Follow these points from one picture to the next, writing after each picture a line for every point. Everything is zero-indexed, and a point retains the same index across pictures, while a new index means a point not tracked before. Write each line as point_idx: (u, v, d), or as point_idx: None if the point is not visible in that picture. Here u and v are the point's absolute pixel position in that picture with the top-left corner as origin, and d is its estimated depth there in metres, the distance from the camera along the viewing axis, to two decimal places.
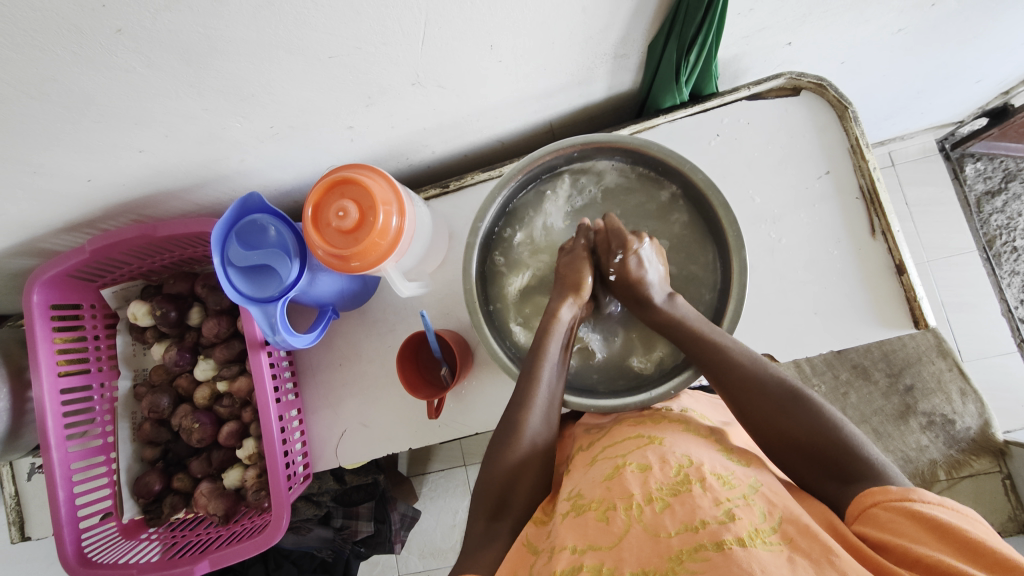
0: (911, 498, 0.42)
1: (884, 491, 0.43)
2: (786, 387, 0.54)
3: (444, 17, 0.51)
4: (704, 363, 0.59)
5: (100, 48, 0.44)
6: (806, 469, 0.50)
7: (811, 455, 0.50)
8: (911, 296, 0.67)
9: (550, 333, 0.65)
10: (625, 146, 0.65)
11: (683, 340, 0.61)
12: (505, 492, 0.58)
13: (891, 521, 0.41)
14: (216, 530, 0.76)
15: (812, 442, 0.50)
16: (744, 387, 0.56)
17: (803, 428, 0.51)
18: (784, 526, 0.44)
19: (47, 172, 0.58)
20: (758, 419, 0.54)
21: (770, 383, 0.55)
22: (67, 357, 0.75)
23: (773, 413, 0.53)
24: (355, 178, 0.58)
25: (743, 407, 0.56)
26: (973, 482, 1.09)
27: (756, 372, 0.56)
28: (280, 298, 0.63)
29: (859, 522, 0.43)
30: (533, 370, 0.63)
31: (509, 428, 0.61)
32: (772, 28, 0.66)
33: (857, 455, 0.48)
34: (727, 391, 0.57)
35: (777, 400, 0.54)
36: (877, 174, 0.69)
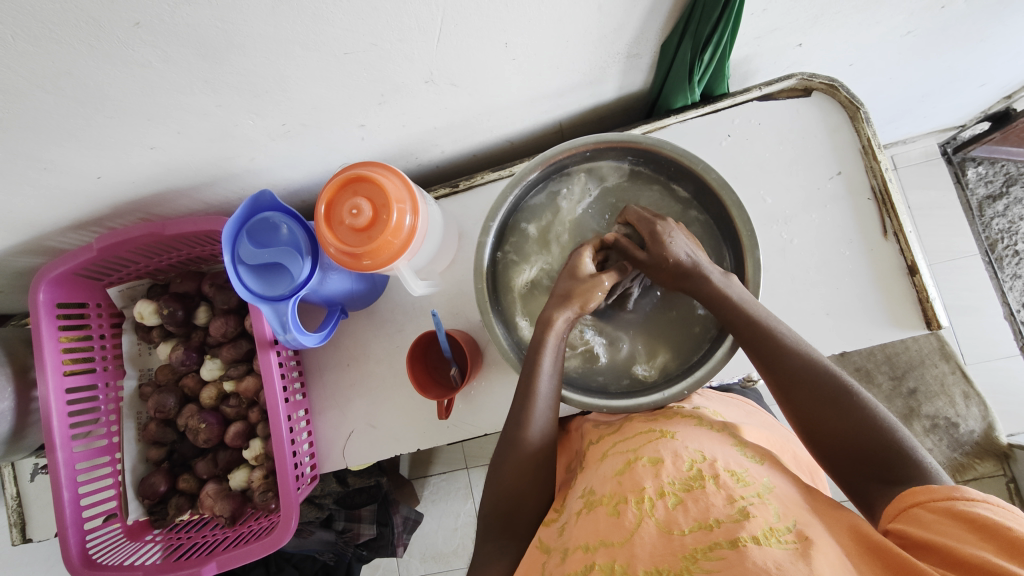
0: (954, 497, 0.41)
1: (927, 490, 0.43)
2: (838, 380, 0.52)
3: (461, 14, 0.51)
4: (753, 346, 0.56)
5: (117, 42, 0.44)
6: (848, 464, 0.49)
7: (854, 452, 0.48)
8: (924, 296, 0.67)
9: (545, 342, 0.61)
10: (638, 145, 0.66)
11: (733, 322, 0.58)
12: (517, 498, 0.58)
13: (933, 522, 0.40)
14: (222, 532, 0.75)
15: (859, 439, 0.48)
16: (794, 375, 0.53)
17: (853, 424, 0.49)
18: (799, 527, 0.43)
19: (57, 168, 0.57)
20: (803, 408, 0.52)
21: (822, 373, 0.52)
22: (72, 356, 0.74)
23: (821, 406, 0.51)
24: (369, 176, 0.58)
25: (790, 396, 0.53)
26: (976, 484, 1.08)
27: (808, 359, 0.54)
28: (290, 296, 0.62)
29: (898, 520, 0.43)
30: (532, 367, 0.60)
31: (508, 441, 0.59)
32: (784, 29, 0.66)
33: (904, 457, 0.46)
34: (774, 375, 0.55)
35: (826, 392, 0.51)
36: (889, 175, 0.69)
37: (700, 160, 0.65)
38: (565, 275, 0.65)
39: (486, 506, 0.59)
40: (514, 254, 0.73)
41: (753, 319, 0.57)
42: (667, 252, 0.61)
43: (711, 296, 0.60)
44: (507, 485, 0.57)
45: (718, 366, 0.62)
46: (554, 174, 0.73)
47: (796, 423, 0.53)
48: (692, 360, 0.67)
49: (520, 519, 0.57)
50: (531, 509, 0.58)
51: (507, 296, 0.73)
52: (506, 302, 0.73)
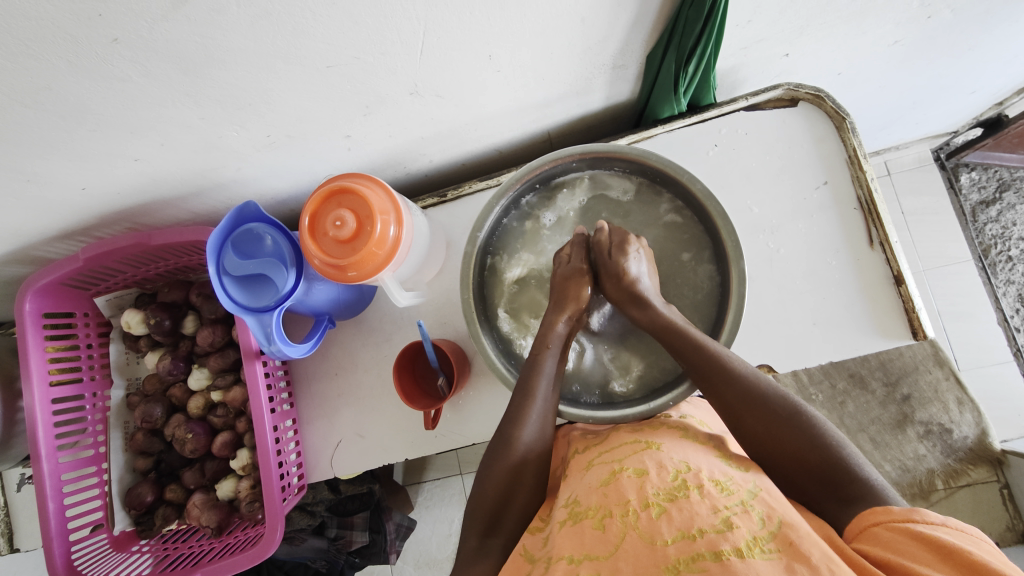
0: (914, 519, 0.41)
1: (886, 511, 0.43)
2: (786, 402, 0.54)
3: (443, 28, 0.51)
4: (703, 374, 0.58)
5: (96, 57, 0.44)
6: (802, 482, 0.50)
7: (809, 471, 0.50)
8: (910, 306, 0.67)
9: (547, 346, 0.64)
10: (624, 155, 0.66)
11: (681, 351, 0.60)
12: (500, 509, 0.57)
13: (893, 541, 0.40)
14: (209, 542, 0.75)
15: (813, 460, 0.50)
16: (745, 401, 0.55)
17: (805, 446, 0.51)
18: (783, 531, 0.43)
19: (40, 180, 0.57)
20: (754, 433, 0.54)
21: (772, 397, 0.55)
22: (59, 366, 0.74)
23: (775, 429, 0.53)
24: (353, 187, 0.58)
25: (739, 421, 0.55)
26: (970, 491, 1.08)
27: (755, 387, 0.56)
28: (276, 307, 0.62)
29: (859, 539, 0.43)
30: (535, 366, 0.63)
31: (501, 443, 0.60)
32: (770, 39, 0.66)
33: (856, 475, 0.48)
34: (727, 406, 0.56)
35: (779, 417, 0.53)
36: (875, 185, 0.69)
37: (686, 170, 0.65)
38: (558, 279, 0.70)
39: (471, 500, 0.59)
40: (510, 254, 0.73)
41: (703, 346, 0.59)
42: (625, 271, 0.65)
43: (660, 325, 0.62)
44: (494, 491, 0.57)
45: None
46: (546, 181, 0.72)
47: (747, 446, 0.55)
48: (676, 370, 0.67)
49: (506, 525, 0.57)
50: (514, 511, 0.58)
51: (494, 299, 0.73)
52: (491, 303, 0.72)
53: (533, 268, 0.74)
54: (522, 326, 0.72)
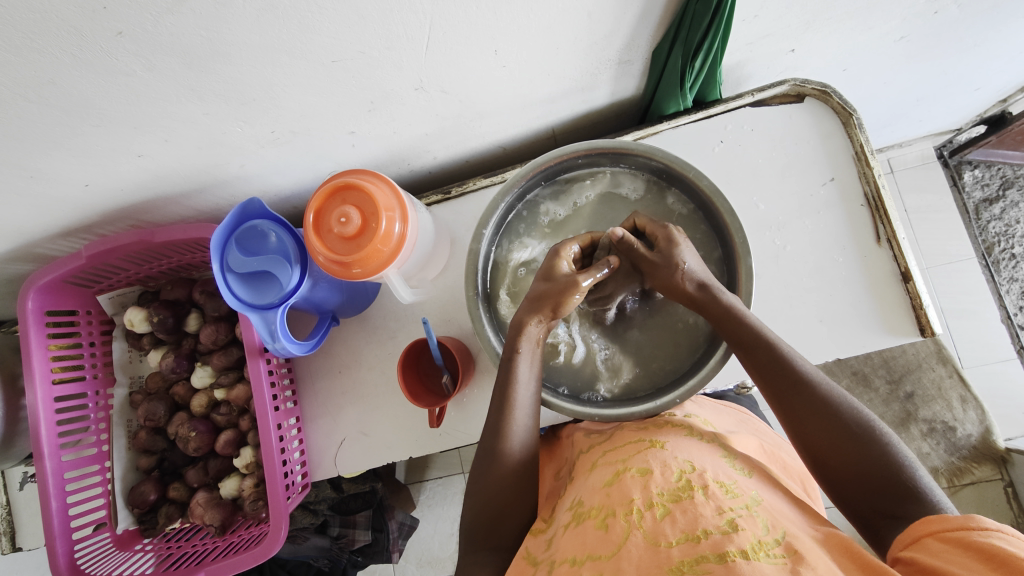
0: (968, 527, 0.40)
1: (941, 520, 0.42)
2: (850, 411, 0.52)
3: (449, 22, 0.51)
4: (764, 370, 0.56)
5: (101, 50, 0.43)
6: (857, 492, 0.49)
7: (865, 481, 0.49)
8: (918, 304, 0.66)
9: (518, 350, 0.61)
10: (630, 151, 0.65)
11: (743, 348, 0.57)
12: (496, 520, 0.57)
13: (944, 552, 0.40)
14: (212, 541, 0.75)
15: (870, 473, 0.49)
16: (806, 404, 0.53)
17: (869, 461, 0.49)
18: (788, 540, 0.43)
19: (43, 176, 0.57)
20: (813, 440, 0.52)
21: (836, 403, 0.52)
22: (62, 364, 0.74)
23: (834, 437, 0.51)
24: (357, 184, 0.58)
25: (798, 424, 0.54)
26: (974, 489, 1.07)
27: (822, 393, 0.53)
28: (279, 305, 0.62)
29: (910, 548, 0.43)
30: (507, 375, 0.60)
31: (487, 456, 0.59)
32: (776, 35, 0.66)
33: (911, 491, 0.47)
34: (786, 409, 0.54)
35: (842, 425, 0.51)
36: (882, 181, 0.69)
37: (692, 166, 0.65)
38: (541, 277, 0.64)
39: (467, 515, 0.59)
40: (519, 238, 0.73)
41: (767, 342, 0.56)
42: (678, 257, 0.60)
43: (722, 313, 0.58)
44: (490, 494, 0.57)
45: (709, 376, 0.62)
46: (559, 174, 0.72)
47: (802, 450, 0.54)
48: (680, 369, 0.66)
49: (504, 528, 0.57)
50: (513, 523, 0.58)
51: (496, 284, 0.73)
52: (493, 288, 0.72)
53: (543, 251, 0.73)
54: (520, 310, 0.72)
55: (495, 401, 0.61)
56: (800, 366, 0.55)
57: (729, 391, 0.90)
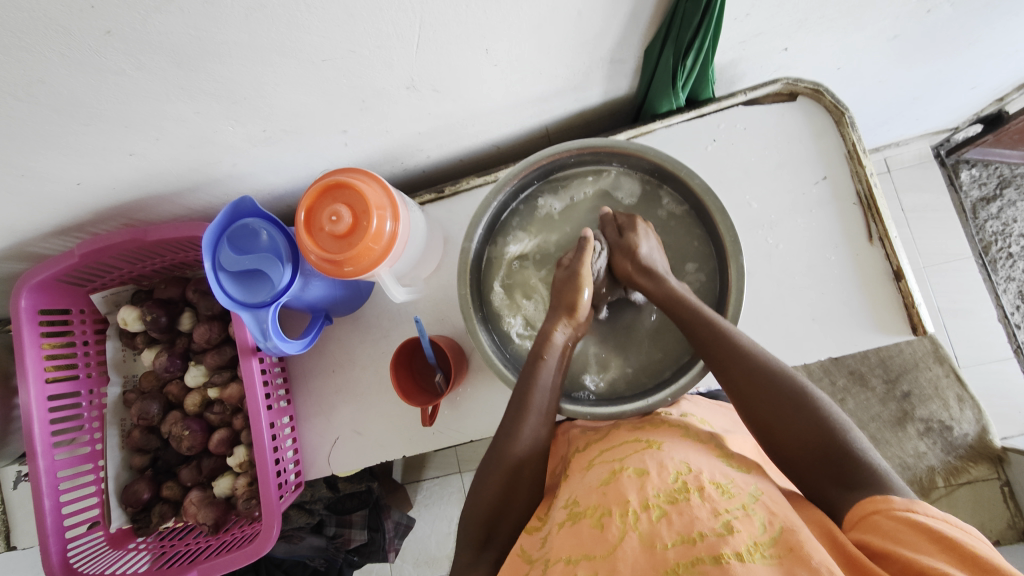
0: (915, 510, 0.41)
1: (887, 500, 0.42)
2: (791, 383, 0.53)
3: (439, 21, 0.51)
4: (709, 349, 0.57)
5: (88, 49, 0.43)
6: (803, 464, 0.50)
7: (808, 450, 0.49)
8: (910, 302, 0.66)
9: (542, 358, 0.62)
10: (622, 150, 0.65)
11: (687, 326, 0.60)
12: (493, 523, 0.57)
13: (896, 532, 0.40)
14: (206, 540, 0.75)
15: (812, 441, 0.50)
16: (750, 378, 0.54)
17: (812, 430, 0.50)
18: (784, 536, 0.42)
19: (34, 175, 0.57)
20: (759, 414, 0.53)
21: (777, 375, 0.54)
22: (55, 363, 0.74)
23: (777, 409, 0.52)
24: (349, 182, 0.58)
25: (743, 397, 0.55)
26: (970, 488, 1.07)
27: (764, 367, 0.55)
28: (272, 303, 0.62)
29: (858, 526, 0.42)
30: (530, 377, 0.61)
31: (495, 456, 0.59)
32: (769, 33, 0.66)
33: (854, 460, 0.47)
34: (731, 383, 0.56)
35: (784, 397, 0.52)
36: (875, 180, 0.68)
37: (684, 165, 0.65)
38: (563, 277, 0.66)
39: (468, 510, 0.59)
40: (514, 231, 0.73)
41: (710, 321, 0.58)
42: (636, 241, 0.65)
43: (671, 297, 0.62)
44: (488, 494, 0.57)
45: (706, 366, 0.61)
46: (555, 171, 0.72)
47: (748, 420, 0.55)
48: (670, 368, 0.67)
49: (501, 529, 0.57)
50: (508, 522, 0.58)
51: (489, 277, 0.73)
52: (486, 279, 0.72)
53: (536, 246, 0.73)
54: (514, 302, 0.72)
55: (518, 393, 0.61)
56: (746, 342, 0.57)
57: None
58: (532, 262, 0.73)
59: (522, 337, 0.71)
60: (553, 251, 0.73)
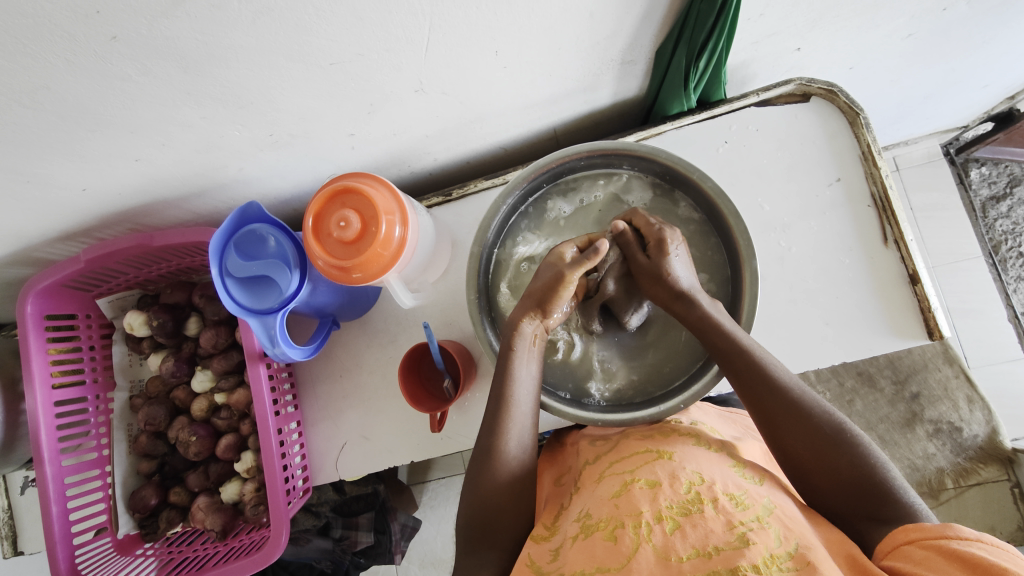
0: (947, 535, 0.40)
1: (919, 528, 0.42)
2: (827, 417, 0.52)
3: (449, 23, 0.50)
4: (745, 379, 0.56)
5: (94, 55, 0.42)
6: (837, 498, 0.49)
7: (841, 483, 0.49)
8: (925, 306, 0.65)
9: (513, 350, 0.61)
10: (632, 153, 0.64)
11: (722, 352, 0.57)
12: (489, 521, 0.56)
13: (926, 560, 0.40)
14: (212, 547, 0.74)
15: (851, 477, 0.49)
16: (785, 409, 0.53)
17: (850, 465, 0.49)
18: (801, 551, 0.42)
19: (40, 181, 0.56)
20: (789, 445, 0.53)
21: (810, 405, 0.53)
22: (61, 368, 0.73)
23: (811, 441, 0.51)
24: (357, 187, 0.57)
25: (775, 428, 0.54)
26: (980, 489, 1.06)
27: (799, 399, 0.53)
28: (279, 309, 0.61)
29: (890, 558, 0.42)
30: (505, 374, 0.60)
31: (483, 455, 0.58)
32: (782, 34, 0.65)
33: (889, 493, 0.47)
34: (764, 413, 0.55)
35: (819, 429, 0.51)
36: (889, 182, 0.67)
37: (695, 168, 0.64)
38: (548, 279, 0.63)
39: (464, 511, 0.58)
40: (524, 233, 0.72)
41: (744, 348, 0.56)
42: (666, 266, 0.61)
43: (704, 321, 0.59)
44: (484, 495, 0.56)
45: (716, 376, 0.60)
46: (565, 175, 0.71)
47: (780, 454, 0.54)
48: (680, 375, 0.65)
49: (502, 530, 0.56)
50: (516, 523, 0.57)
51: (498, 277, 0.72)
52: (494, 279, 0.72)
53: (546, 248, 0.73)
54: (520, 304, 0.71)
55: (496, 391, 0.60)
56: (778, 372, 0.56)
57: None
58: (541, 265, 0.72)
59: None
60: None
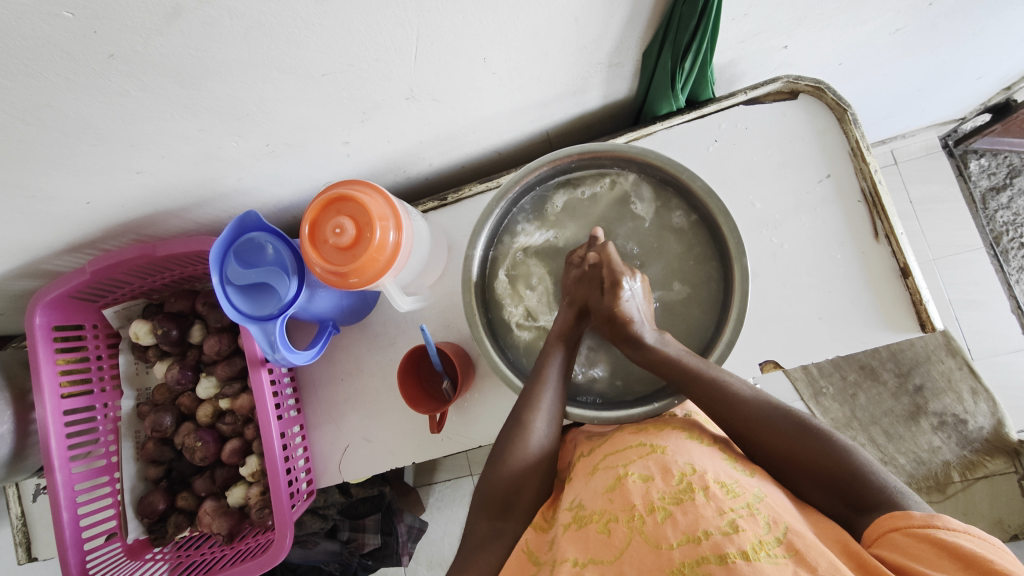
0: (934, 525, 0.40)
1: (906, 516, 0.42)
2: (791, 417, 0.54)
3: (436, 32, 0.51)
4: (704, 400, 0.58)
5: (93, 73, 0.44)
6: (816, 493, 0.50)
7: (816, 477, 0.50)
8: (917, 299, 0.66)
9: (557, 344, 0.66)
10: (623, 154, 0.65)
11: (679, 381, 0.60)
12: (507, 502, 0.58)
13: (912, 549, 0.40)
14: (221, 549, 0.76)
15: (824, 470, 0.50)
16: (749, 421, 0.55)
17: (820, 458, 0.50)
18: (789, 537, 0.43)
19: (45, 195, 0.58)
20: (763, 449, 0.54)
21: (772, 414, 0.55)
22: (70, 378, 0.75)
23: (782, 444, 0.53)
24: (351, 195, 0.58)
25: (746, 438, 0.56)
26: (987, 482, 1.06)
27: (757, 409, 0.56)
28: (279, 314, 0.63)
29: (876, 545, 0.43)
30: (540, 372, 0.63)
31: (514, 426, 0.61)
32: (767, 32, 0.66)
33: (866, 480, 0.48)
34: (733, 425, 0.57)
35: (785, 431, 0.53)
36: (879, 176, 0.68)
37: (686, 167, 0.64)
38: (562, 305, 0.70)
39: (480, 489, 0.60)
40: (523, 222, 0.73)
41: (695, 372, 0.59)
42: (620, 302, 0.64)
43: (652, 360, 0.62)
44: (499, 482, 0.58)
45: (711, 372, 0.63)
46: (558, 177, 0.72)
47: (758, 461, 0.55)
48: (673, 372, 0.67)
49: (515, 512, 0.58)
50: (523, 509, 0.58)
51: (494, 267, 0.73)
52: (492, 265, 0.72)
53: (545, 240, 0.74)
54: (516, 292, 0.72)
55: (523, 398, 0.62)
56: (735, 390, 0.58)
57: None
58: (536, 256, 0.74)
59: (521, 328, 0.72)
60: (561, 248, 0.74)
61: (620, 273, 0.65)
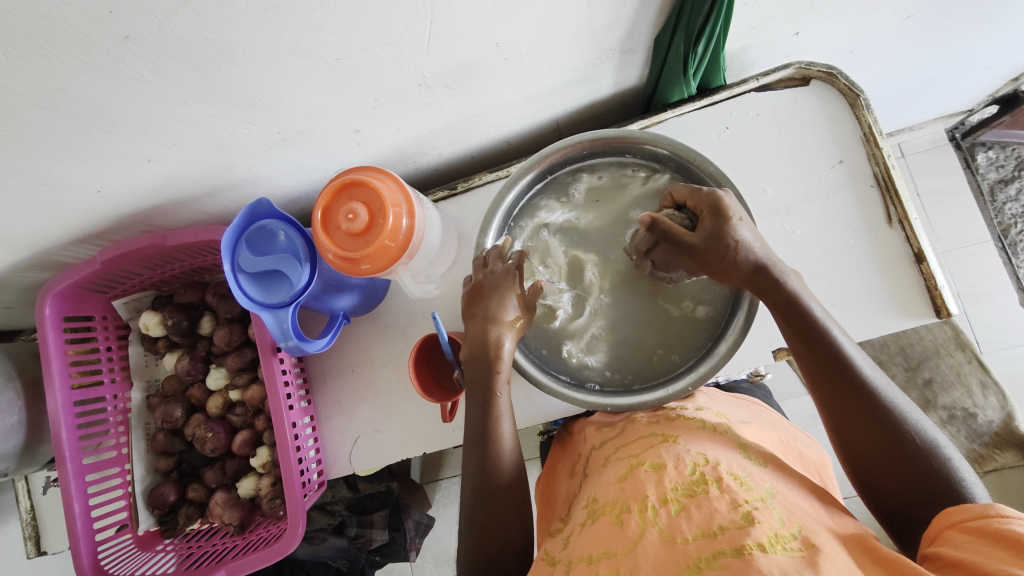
0: (988, 515, 0.41)
1: (959, 510, 0.43)
2: (903, 417, 0.50)
3: (449, 15, 0.51)
4: (819, 367, 0.54)
5: (109, 55, 0.44)
6: (892, 489, 0.49)
7: (900, 475, 0.49)
8: (932, 284, 0.65)
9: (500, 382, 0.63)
10: (636, 140, 0.65)
11: (803, 342, 0.55)
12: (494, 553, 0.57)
13: (967, 543, 0.41)
14: (232, 540, 0.76)
15: (912, 473, 0.48)
16: (859, 406, 0.51)
17: (913, 462, 0.48)
18: (804, 534, 0.43)
19: (57, 183, 0.58)
20: (855, 433, 0.51)
21: (888, 406, 0.51)
22: (80, 369, 0.75)
23: (879, 438, 0.50)
24: (364, 180, 0.58)
25: (841, 420, 0.53)
26: (997, 476, 0.98)
27: (876, 394, 0.51)
28: (290, 303, 0.63)
29: (935, 544, 0.43)
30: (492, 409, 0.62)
31: (479, 493, 0.59)
32: (779, 18, 0.65)
33: (955, 493, 0.46)
34: (835, 402, 0.53)
35: (890, 426, 0.50)
36: (892, 162, 0.68)
37: (698, 153, 0.64)
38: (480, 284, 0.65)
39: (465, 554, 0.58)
40: (547, 198, 0.72)
41: (822, 338, 0.54)
42: (731, 233, 0.55)
43: (781, 306, 0.56)
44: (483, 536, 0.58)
45: (723, 360, 0.61)
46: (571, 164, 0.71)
47: (841, 440, 0.53)
48: (683, 364, 0.65)
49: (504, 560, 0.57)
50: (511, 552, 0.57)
51: (513, 236, 0.72)
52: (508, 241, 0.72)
53: (567, 221, 0.72)
54: (530, 265, 0.71)
55: (480, 406, 0.62)
56: (862, 368, 0.52)
57: (742, 380, 0.90)
58: (559, 235, 0.71)
59: None
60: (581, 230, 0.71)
61: (719, 194, 0.56)
